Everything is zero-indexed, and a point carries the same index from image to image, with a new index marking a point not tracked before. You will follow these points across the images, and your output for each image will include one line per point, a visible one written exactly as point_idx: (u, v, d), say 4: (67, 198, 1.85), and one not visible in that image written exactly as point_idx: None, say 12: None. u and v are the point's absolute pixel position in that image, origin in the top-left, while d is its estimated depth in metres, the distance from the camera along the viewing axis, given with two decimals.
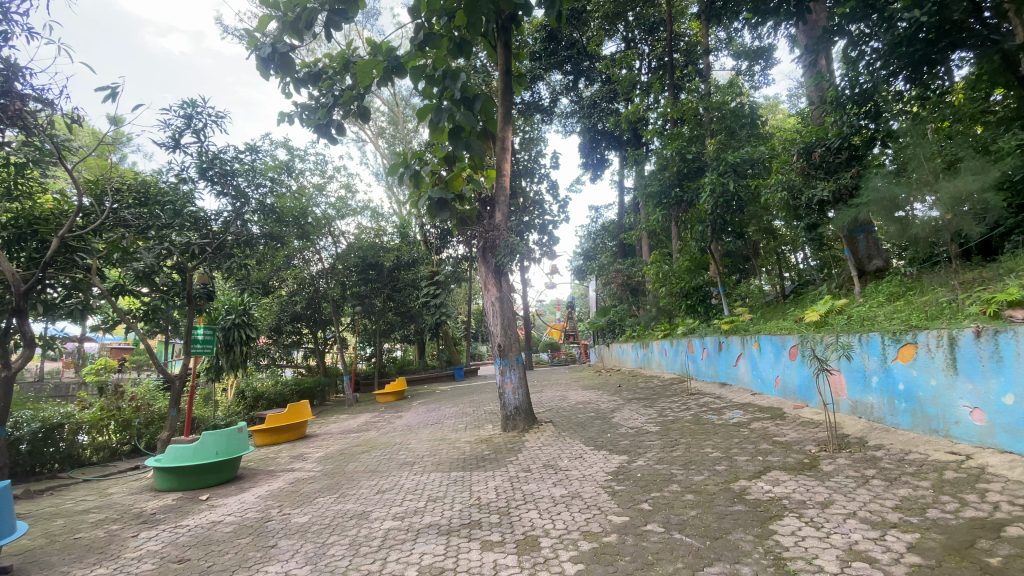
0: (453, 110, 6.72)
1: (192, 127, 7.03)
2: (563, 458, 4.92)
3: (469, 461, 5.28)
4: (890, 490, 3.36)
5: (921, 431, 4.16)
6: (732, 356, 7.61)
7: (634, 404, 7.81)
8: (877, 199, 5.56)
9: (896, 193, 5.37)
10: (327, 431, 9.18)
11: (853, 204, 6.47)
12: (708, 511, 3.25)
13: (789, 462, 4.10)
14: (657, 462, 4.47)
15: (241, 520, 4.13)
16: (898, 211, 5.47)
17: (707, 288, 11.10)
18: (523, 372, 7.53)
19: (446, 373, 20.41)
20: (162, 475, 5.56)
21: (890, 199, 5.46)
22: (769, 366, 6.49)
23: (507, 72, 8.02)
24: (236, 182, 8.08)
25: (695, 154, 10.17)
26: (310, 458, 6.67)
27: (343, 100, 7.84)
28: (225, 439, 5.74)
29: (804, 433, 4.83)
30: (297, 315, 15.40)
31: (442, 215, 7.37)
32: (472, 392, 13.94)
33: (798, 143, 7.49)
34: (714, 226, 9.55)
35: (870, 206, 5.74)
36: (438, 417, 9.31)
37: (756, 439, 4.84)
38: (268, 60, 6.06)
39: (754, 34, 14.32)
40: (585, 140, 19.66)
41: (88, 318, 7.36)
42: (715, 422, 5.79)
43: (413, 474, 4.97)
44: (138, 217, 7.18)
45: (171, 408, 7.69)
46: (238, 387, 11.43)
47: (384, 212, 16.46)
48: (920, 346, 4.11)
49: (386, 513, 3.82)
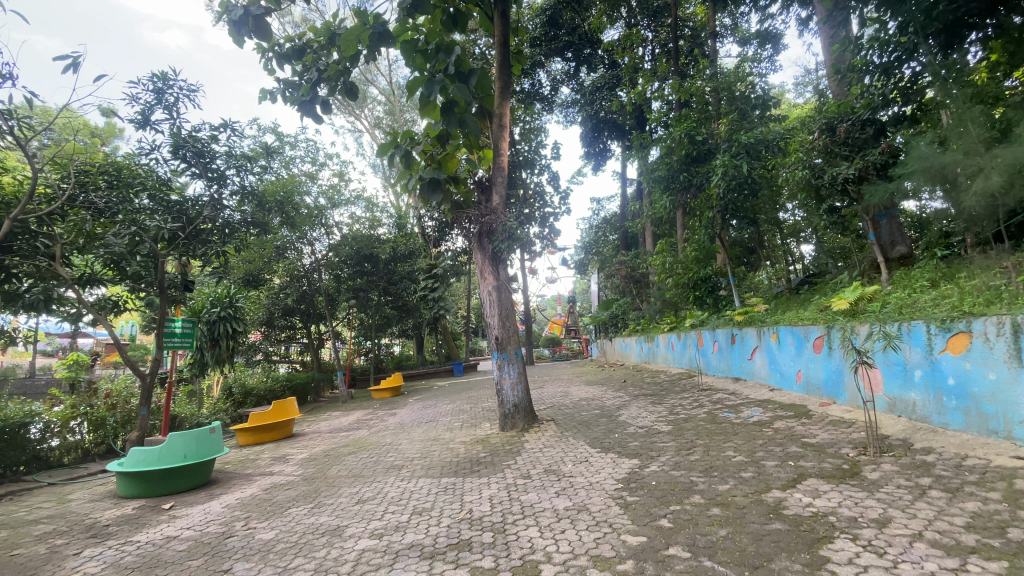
0: (446, 84, 6.10)
1: (163, 103, 6.49)
2: (566, 461, 4.39)
3: (462, 465, 4.75)
4: (955, 503, 2.84)
5: (976, 432, 3.63)
6: (747, 349, 7.09)
7: (641, 401, 7.28)
8: (922, 169, 4.95)
9: (947, 161, 4.77)
10: (316, 429, 8.66)
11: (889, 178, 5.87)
12: (740, 531, 2.72)
13: (826, 468, 3.59)
14: (673, 467, 3.94)
15: (199, 536, 3.64)
16: (948, 182, 4.89)
17: (717, 279, 10.62)
18: (523, 367, 7.00)
19: (445, 368, 19.85)
20: (125, 481, 5.05)
21: (939, 168, 4.88)
22: (790, 359, 5.96)
23: (506, 42, 7.40)
24: (214, 163, 7.44)
25: (704, 136, 9.60)
26: (292, 460, 6.15)
27: (329, 75, 7.29)
28: (194, 441, 5.26)
29: (837, 434, 4.30)
30: (290, 309, 14.90)
31: (435, 197, 6.85)
32: (469, 388, 13.34)
33: (820, 118, 6.78)
34: (725, 212, 9.00)
35: (914, 176, 5.08)
36: (433, 415, 8.78)
37: (783, 441, 4.32)
38: (242, 24, 5.51)
39: (763, 17, 13.78)
40: (585, 130, 18.92)
41: (55, 312, 6.69)
42: (733, 421, 5.26)
43: (399, 480, 4.46)
44: (101, 198, 6.67)
45: (141, 406, 7.03)
46: (226, 383, 10.85)
47: (379, 203, 15.92)
48: (976, 335, 3.58)
49: (363, 530, 3.30)
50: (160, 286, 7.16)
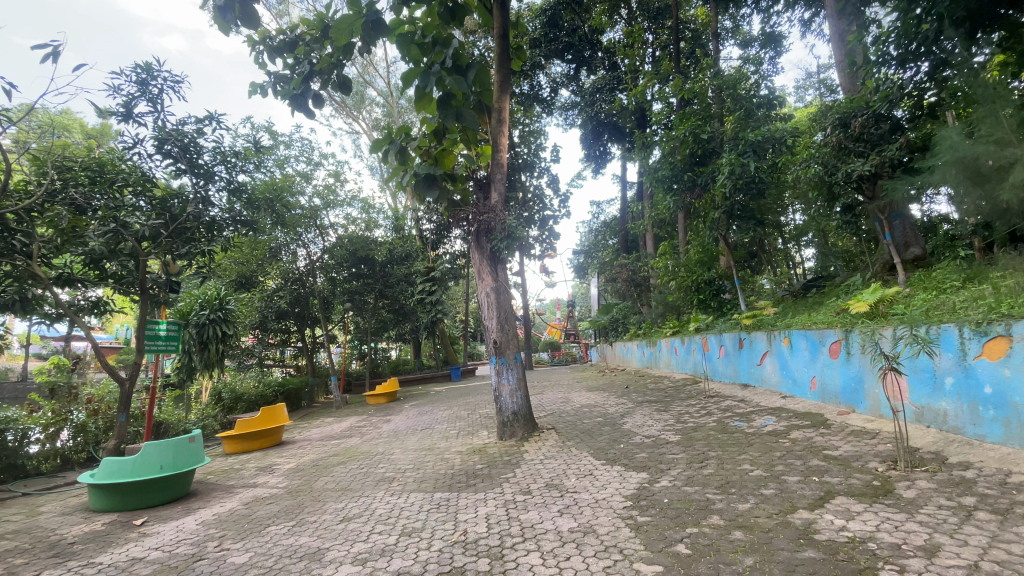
0: (443, 74, 5.90)
1: (147, 94, 6.20)
2: (569, 475, 4.07)
3: (457, 478, 4.42)
4: (1008, 528, 2.54)
5: (1018, 445, 3.32)
6: (756, 354, 6.78)
7: (646, 408, 6.96)
8: (954, 161, 4.71)
9: (979, 152, 4.55)
10: (308, 437, 8.34)
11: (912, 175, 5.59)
12: (769, 560, 2.41)
13: (855, 486, 3.28)
14: (685, 483, 3.61)
15: (167, 558, 3.31)
16: (980, 175, 4.66)
17: (721, 282, 10.32)
18: (522, 372, 6.68)
19: (442, 373, 19.51)
20: (97, 494, 4.72)
21: (971, 159, 4.64)
22: (803, 365, 5.67)
23: (504, 36, 7.16)
24: (201, 158, 7.12)
25: (709, 134, 9.34)
26: (278, 470, 5.82)
27: (321, 68, 7.01)
28: (172, 452, 4.94)
29: (861, 446, 4.00)
30: (283, 312, 14.55)
31: (431, 194, 6.48)
32: (467, 394, 13.01)
33: (833, 113, 6.50)
34: (731, 212, 8.69)
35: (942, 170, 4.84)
36: (429, 422, 8.44)
37: (803, 453, 4.01)
38: (227, 10, 5.19)
39: (766, 18, 13.60)
40: (586, 132, 18.45)
41: (29, 313, 6.37)
42: (745, 430, 4.95)
43: (389, 495, 4.13)
44: (80, 192, 6.35)
45: (120, 413, 6.66)
46: (215, 389, 10.48)
47: (375, 205, 15.63)
48: (1017, 339, 3.27)
49: (346, 554, 2.98)
50: (141, 287, 6.85)
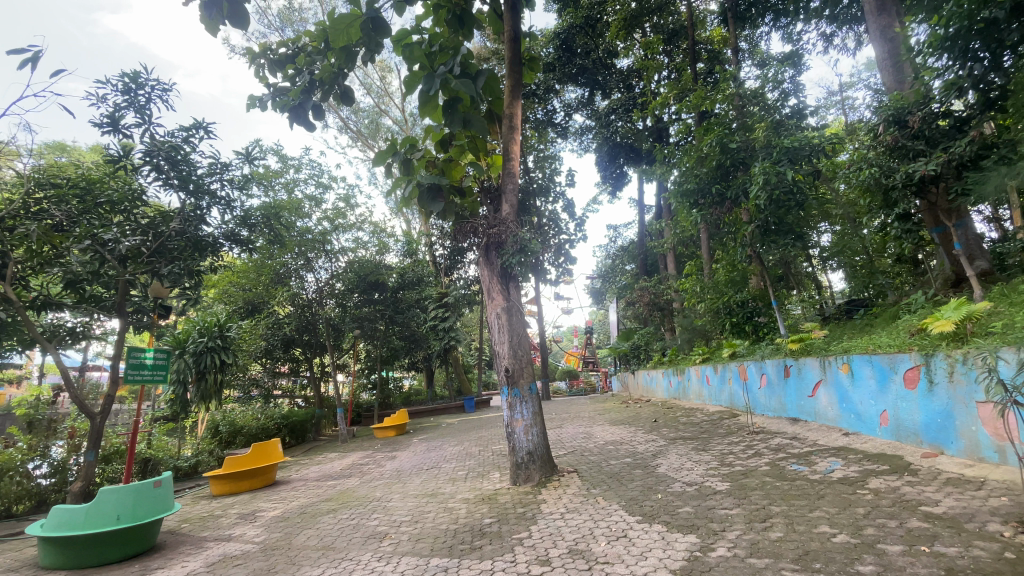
0: (448, 78, 5.30)
1: (133, 104, 5.80)
2: (598, 538, 3.27)
3: (460, 537, 3.64)
4: None
5: None
6: (807, 384, 5.93)
7: (681, 446, 6.10)
8: None
9: None
10: (304, 476, 7.63)
11: (997, 174, 4.87)
12: None
13: (984, 561, 2.44)
14: (750, 552, 2.80)
15: None
16: None
17: (755, 304, 9.49)
18: (538, 406, 5.93)
19: (455, 405, 18.66)
20: (45, 549, 4.09)
21: None
22: (869, 398, 4.84)
23: (515, 39, 6.55)
24: (192, 173, 6.69)
25: (739, 144, 8.54)
26: (260, 519, 5.10)
27: (322, 76, 6.50)
28: (132, 498, 4.27)
29: (968, 501, 3.14)
30: (290, 340, 13.98)
31: (435, 206, 5.86)
32: (480, 427, 12.18)
33: (883, 110, 5.78)
34: (765, 226, 7.91)
35: None
36: (436, 460, 7.66)
37: (895, 511, 3.17)
38: (213, 7, 4.40)
39: (788, 34, 13.05)
40: (602, 157, 17.78)
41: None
42: (809, 477, 4.10)
43: (375, 559, 3.37)
44: (64, 211, 6.03)
45: (90, 451, 6.00)
46: (212, 422, 9.84)
47: (386, 229, 15.15)
48: None
49: None
50: (121, 307, 6.33)
